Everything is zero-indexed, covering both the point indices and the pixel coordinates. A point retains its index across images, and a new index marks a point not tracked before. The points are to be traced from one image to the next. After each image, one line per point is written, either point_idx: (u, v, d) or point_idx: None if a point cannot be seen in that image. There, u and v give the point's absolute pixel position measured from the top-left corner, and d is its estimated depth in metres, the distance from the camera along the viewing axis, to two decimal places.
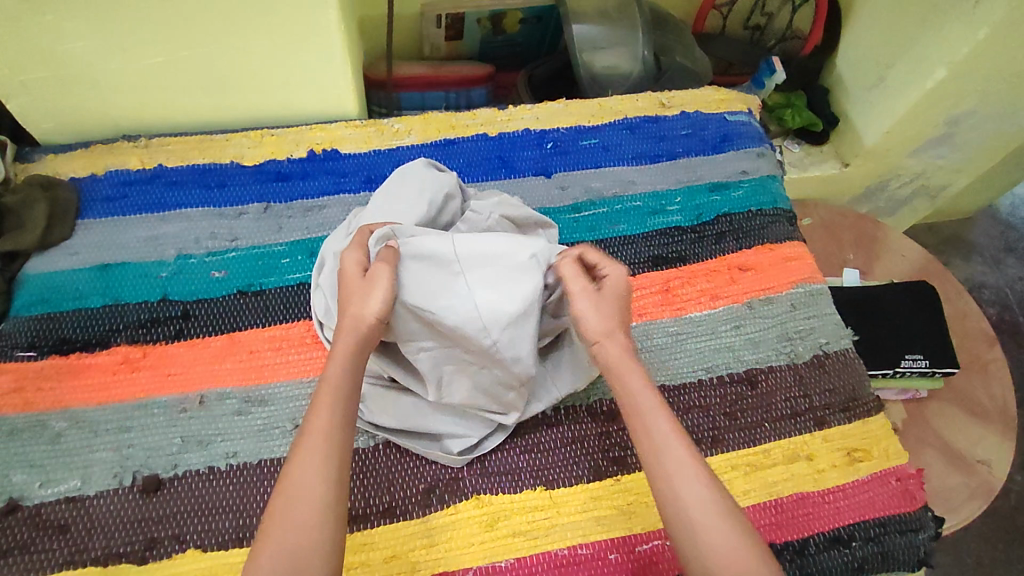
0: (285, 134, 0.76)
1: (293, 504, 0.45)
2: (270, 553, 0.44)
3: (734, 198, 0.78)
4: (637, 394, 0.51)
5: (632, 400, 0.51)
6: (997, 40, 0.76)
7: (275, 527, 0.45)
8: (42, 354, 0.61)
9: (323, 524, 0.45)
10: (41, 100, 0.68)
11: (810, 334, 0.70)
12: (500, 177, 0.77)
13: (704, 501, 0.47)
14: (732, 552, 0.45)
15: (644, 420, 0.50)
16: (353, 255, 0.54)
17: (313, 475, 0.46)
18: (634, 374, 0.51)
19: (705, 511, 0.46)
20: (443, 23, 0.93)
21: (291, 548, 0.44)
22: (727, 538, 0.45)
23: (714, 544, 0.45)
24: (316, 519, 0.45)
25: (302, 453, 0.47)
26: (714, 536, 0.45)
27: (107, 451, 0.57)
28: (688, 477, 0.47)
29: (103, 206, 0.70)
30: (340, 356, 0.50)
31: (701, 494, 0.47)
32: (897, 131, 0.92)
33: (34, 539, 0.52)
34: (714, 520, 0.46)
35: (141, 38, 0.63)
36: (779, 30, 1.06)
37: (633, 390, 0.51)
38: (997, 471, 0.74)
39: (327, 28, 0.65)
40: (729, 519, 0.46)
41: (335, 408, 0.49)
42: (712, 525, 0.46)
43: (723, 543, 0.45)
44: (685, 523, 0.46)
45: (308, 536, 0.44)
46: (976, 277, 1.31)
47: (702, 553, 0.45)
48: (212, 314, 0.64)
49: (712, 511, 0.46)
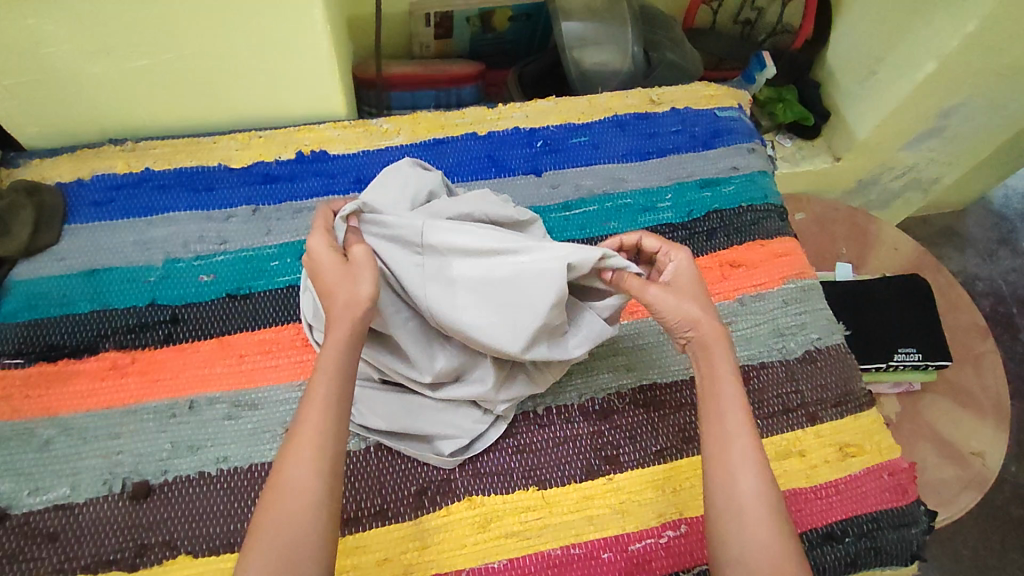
0: (273, 136, 0.75)
1: (283, 503, 0.44)
2: (260, 552, 0.42)
3: (725, 194, 0.77)
4: (723, 382, 0.52)
5: (714, 385, 0.52)
6: (987, 32, 0.76)
7: (266, 525, 0.44)
8: (30, 361, 0.61)
9: (316, 524, 0.44)
10: (26, 105, 0.68)
11: (801, 330, 0.69)
12: (490, 176, 0.76)
13: (758, 493, 0.47)
14: (770, 547, 0.45)
15: (720, 404, 0.51)
16: (318, 239, 0.53)
17: (308, 473, 0.45)
18: (724, 361, 0.52)
19: (757, 503, 0.47)
20: (432, 22, 0.93)
21: (285, 546, 0.43)
22: (767, 532, 0.46)
23: (755, 535, 0.46)
24: (308, 517, 0.44)
25: (295, 450, 0.46)
26: (757, 530, 0.46)
27: (96, 458, 0.56)
28: (749, 468, 0.48)
29: (89, 211, 0.69)
30: (334, 344, 0.49)
31: (757, 487, 0.47)
32: (889, 124, 0.92)
33: (23, 548, 0.52)
34: (761, 515, 0.46)
35: (125, 41, 0.62)
36: (770, 25, 1.06)
37: (720, 376, 0.52)
38: (991, 463, 0.74)
39: (312, 28, 0.65)
40: (773, 516, 0.46)
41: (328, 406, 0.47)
42: (758, 519, 0.46)
43: (765, 536, 0.46)
44: (733, 509, 0.47)
45: (301, 535, 0.43)
46: (969, 269, 1.31)
47: (743, 542, 0.46)
48: (201, 318, 0.63)
49: (765, 506, 0.47)
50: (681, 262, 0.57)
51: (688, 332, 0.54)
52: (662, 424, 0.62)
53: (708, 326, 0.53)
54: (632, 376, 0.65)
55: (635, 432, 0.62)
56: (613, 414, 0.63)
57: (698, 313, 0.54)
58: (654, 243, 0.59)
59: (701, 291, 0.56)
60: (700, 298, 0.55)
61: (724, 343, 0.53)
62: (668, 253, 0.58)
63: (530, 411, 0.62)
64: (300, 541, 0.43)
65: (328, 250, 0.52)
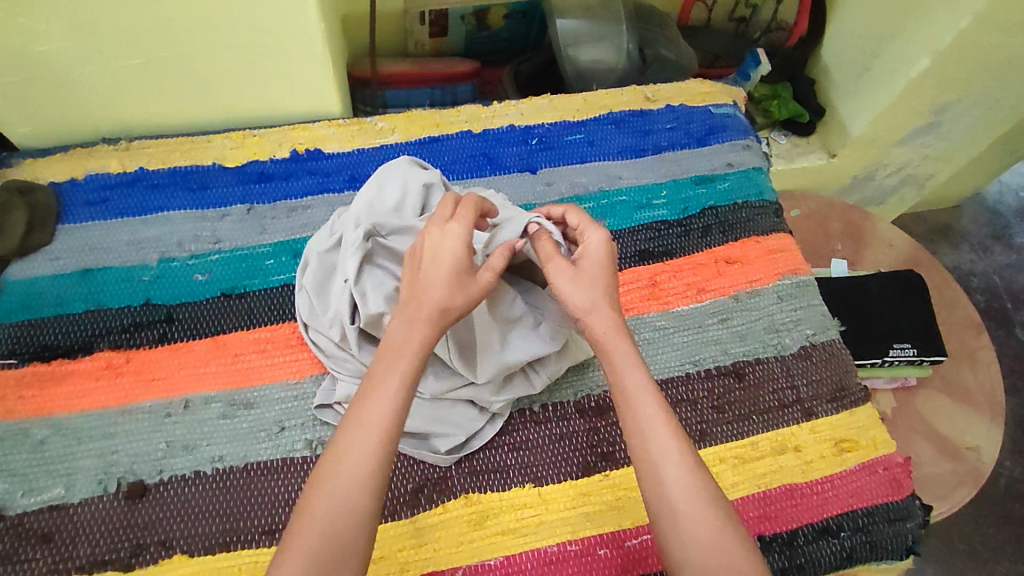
0: (267, 135, 0.75)
1: (327, 506, 0.43)
2: (297, 558, 0.41)
3: (720, 190, 0.78)
4: (621, 374, 0.50)
5: (618, 378, 0.50)
6: (980, 28, 0.76)
7: (306, 529, 0.42)
8: (23, 361, 0.60)
9: (357, 533, 0.43)
10: (18, 105, 0.67)
11: (796, 326, 0.70)
12: (485, 174, 0.76)
13: (688, 487, 0.46)
14: (710, 541, 0.44)
15: (627, 400, 0.49)
16: (459, 229, 0.51)
17: (358, 478, 0.44)
18: (620, 350, 0.50)
19: (687, 498, 0.45)
20: (427, 20, 0.93)
21: (323, 554, 0.42)
22: (706, 525, 0.44)
23: (694, 531, 0.44)
24: (353, 525, 0.43)
25: (349, 451, 0.44)
26: (696, 524, 0.45)
27: (92, 459, 0.56)
28: (673, 461, 0.46)
29: (83, 210, 0.69)
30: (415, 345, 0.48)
31: (684, 481, 0.46)
32: (883, 121, 0.92)
33: (19, 548, 0.52)
34: (699, 509, 0.45)
35: (117, 40, 0.62)
36: (765, 22, 1.05)
37: (620, 368, 0.50)
38: (986, 457, 0.75)
39: (305, 26, 0.65)
40: (712, 507, 0.45)
41: (393, 407, 0.46)
42: (696, 515, 0.45)
43: (705, 529, 0.44)
44: (666, 508, 0.45)
45: (340, 544, 0.42)
46: (963, 265, 1.31)
47: (683, 539, 0.45)
48: (196, 317, 0.63)
49: (695, 498, 0.45)
50: (592, 241, 0.55)
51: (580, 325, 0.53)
52: None
53: (596, 315, 0.52)
54: None
55: None
56: (608, 411, 0.62)
57: (587, 301, 0.52)
58: (576, 219, 0.58)
59: (607, 269, 0.54)
60: (599, 280, 0.53)
61: (615, 330, 0.51)
62: (585, 230, 0.57)
63: (525, 408, 0.62)
64: (340, 551, 0.42)
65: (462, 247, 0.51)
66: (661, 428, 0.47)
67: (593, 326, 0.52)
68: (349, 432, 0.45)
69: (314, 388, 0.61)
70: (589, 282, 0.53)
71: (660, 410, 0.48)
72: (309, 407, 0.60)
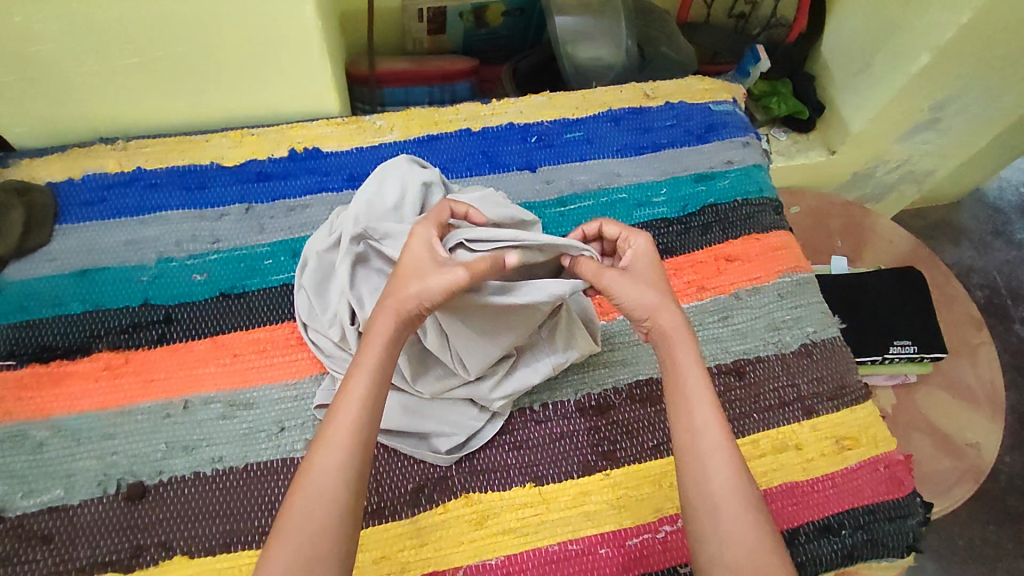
0: (265, 134, 0.75)
1: (308, 500, 0.43)
2: (283, 551, 0.42)
3: (719, 187, 0.77)
4: (684, 373, 0.50)
5: (678, 375, 0.51)
6: (981, 23, 0.76)
7: (292, 521, 0.43)
8: (21, 363, 0.60)
9: (340, 524, 0.43)
10: (15, 105, 0.67)
11: (797, 323, 0.70)
12: (485, 172, 0.76)
13: (732, 488, 0.47)
14: (749, 544, 0.45)
15: (686, 397, 0.50)
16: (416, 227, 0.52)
17: (337, 468, 0.44)
18: (685, 350, 0.51)
19: (730, 499, 0.46)
20: (425, 17, 0.93)
21: (302, 552, 0.42)
22: (746, 528, 0.45)
23: (732, 532, 0.45)
24: (326, 524, 0.43)
25: (327, 444, 0.45)
26: (735, 526, 0.45)
27: (91, 460, 0.56)
28: (722, 463, 0.47)
29: (80, 211, 0.69)
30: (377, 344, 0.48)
31: (730, 484, 0.47)
32: (884, 117, 0.91)
33: (18, 551, 0.52)
34: (740, 512, 0.46)
35: (112, 39, 0.61)
36: (765, 18, 1.03)
37: (683, 367, 0.51)
38: (986, 454, 0.75)
39: (302, 24, 0.64)
40: (752, 512, 0.46)
41: (368, 397, 0.47)
42: (737, 518, 0.46)
43: (744, 533, 0.45)
44: (707, 507, 0.46)
45: (325, 535, 0.43)
46: (964, 261, 1.31)
47: (720, 540, 0.45)
48: (195, 318, 0.63)
49: (739, 500, 0.46)
50: (638, 245, 0.56)
51: (645, 321, 0.52)
52: (659, 420, 0.62)
53: (665, 313, 0.52)
54: (627, 371, 0.65)
55: (632, 427, 0.62)
56: (609, 410, 0.62)
57: (654, 301, 0.52)
58: (614, 231, 0.58)
59: (659, 272, 0.55)
60: (655, 282, 0.54)
61: (684, 329, 0.52)
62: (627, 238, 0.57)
63: (526, 407, 0.62)
64: (325, 542, 0.42)
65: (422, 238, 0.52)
66: (716, 429, 0.48)
67: (662, 321, 0.52)
68: (330, 423, 0.46)
69: (314, 389, 0.61)
70: (649, 283, 0.53)
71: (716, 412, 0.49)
72: (309, 408, 0.60)
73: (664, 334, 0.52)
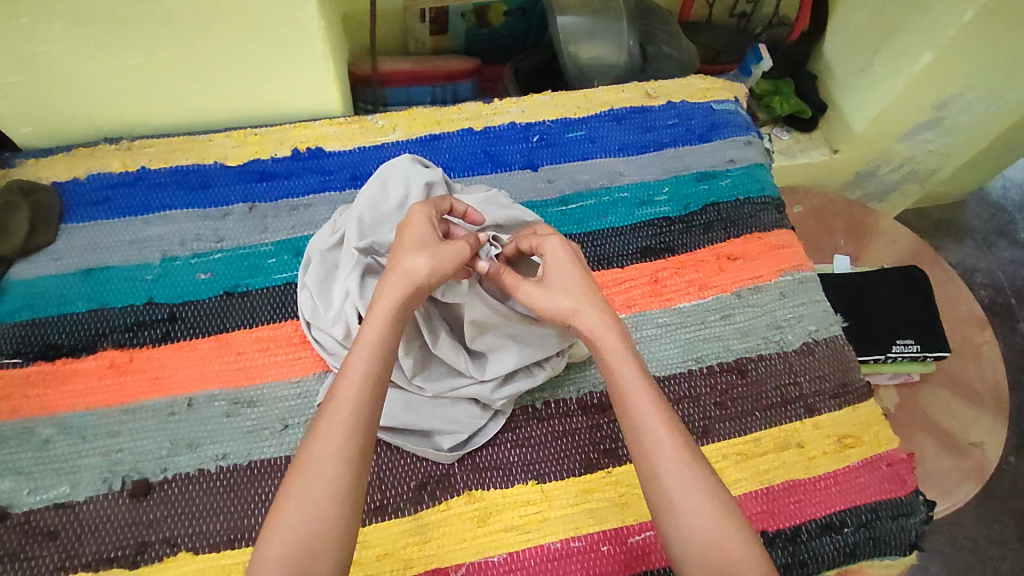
0: (269, 133, 0.75)
1: (303, 500, 0.43)
2: (281, 547, 0.42)
3: (722, 186, 0.77)
4: (614, 371, 0.51)
5: (613, 376, 0.51)
6: (983, 22, 0.76)
7: (291, 516, 0.43)
8: (28, 361, 0.60)
9: (341, 524, 0.43)
10: (21, 104, 0.68)
11: (799, 322, 0.70)
12: (486, 172, 0.76)
13: (686, 481, 0.46)
14: (710, 535, 0.45)
15: (622, 399, 0.50)
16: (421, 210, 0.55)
17: (335, 469, 0.44)
18: (614, 350, 0.52)
19: (687, 492, 0.46)
20: (428, 17, 0.93)
21: (297, 551, 0.42)
22: (706, 520, 0.45)
23: (694, 526, 0.45)
24: (320, 525, 0.43)
25: (323, 444, 0.45)
26: (695, 519, 0.45)
27: (96, 457, 0.57)
28: (669, 458, 0.47)
29: (85, 210, 0.69)
30: (367, 347, 0.49)
31: (682, 476, 0.47)
32: (886, 116, 0.92)
33: (24, 547, 0.52)
34: (698, 502, 0.46)
35: (118, 38, 0.62)
36: (767, 16, 1.03)
37: (615, 367, 0.51)
38: (990, 452, 0.75)
39: (305, 24, 0.64)
40: (713, 502, 0.46)
41: (361, 397, 0.47)
42: (695, 509, 0.46)
43: (705, 524, 0.45)
44: (664, 504, 0.46)
45: (326, 532, 0.43)
46: (967, 261, 1.31)
47: (683, 535, 0.45)
48: (199, 316, 0.63)
49: (697, 493, 0.46)
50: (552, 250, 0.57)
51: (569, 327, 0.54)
52: None
53: (585, 315, 0.53)
54: None
55: None
56: (611, 408, 0.63)
57: (571, 304, 0.54)
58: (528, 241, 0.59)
59: (575, 273, 0.56)
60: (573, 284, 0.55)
61: (608, 328, 0.53)
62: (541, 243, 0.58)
63: (529, 406, 0.62)
64: (324, 539, 0.42)
65: (428, 215, 0.55)
66: (657, 424, 0.48)
67: (585, 322, 0.53)
68: (325, 424, 0.46)
69: (317, 386, 0.61)
70: (568, 287, 0.55)
71: (656, 406, 0.49)
72: (312, 405, 0.60)
73: (591, 336, 0.53)
